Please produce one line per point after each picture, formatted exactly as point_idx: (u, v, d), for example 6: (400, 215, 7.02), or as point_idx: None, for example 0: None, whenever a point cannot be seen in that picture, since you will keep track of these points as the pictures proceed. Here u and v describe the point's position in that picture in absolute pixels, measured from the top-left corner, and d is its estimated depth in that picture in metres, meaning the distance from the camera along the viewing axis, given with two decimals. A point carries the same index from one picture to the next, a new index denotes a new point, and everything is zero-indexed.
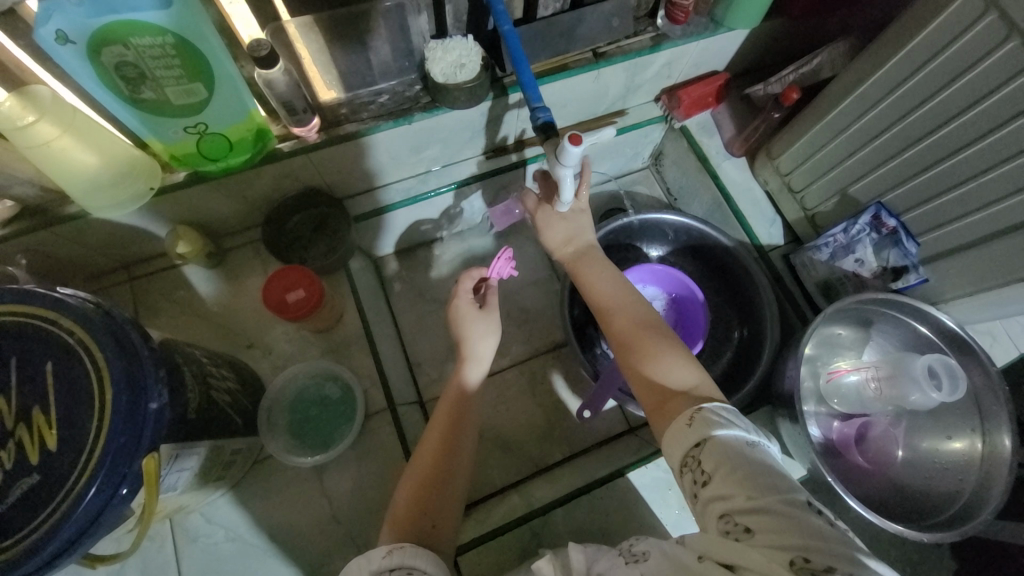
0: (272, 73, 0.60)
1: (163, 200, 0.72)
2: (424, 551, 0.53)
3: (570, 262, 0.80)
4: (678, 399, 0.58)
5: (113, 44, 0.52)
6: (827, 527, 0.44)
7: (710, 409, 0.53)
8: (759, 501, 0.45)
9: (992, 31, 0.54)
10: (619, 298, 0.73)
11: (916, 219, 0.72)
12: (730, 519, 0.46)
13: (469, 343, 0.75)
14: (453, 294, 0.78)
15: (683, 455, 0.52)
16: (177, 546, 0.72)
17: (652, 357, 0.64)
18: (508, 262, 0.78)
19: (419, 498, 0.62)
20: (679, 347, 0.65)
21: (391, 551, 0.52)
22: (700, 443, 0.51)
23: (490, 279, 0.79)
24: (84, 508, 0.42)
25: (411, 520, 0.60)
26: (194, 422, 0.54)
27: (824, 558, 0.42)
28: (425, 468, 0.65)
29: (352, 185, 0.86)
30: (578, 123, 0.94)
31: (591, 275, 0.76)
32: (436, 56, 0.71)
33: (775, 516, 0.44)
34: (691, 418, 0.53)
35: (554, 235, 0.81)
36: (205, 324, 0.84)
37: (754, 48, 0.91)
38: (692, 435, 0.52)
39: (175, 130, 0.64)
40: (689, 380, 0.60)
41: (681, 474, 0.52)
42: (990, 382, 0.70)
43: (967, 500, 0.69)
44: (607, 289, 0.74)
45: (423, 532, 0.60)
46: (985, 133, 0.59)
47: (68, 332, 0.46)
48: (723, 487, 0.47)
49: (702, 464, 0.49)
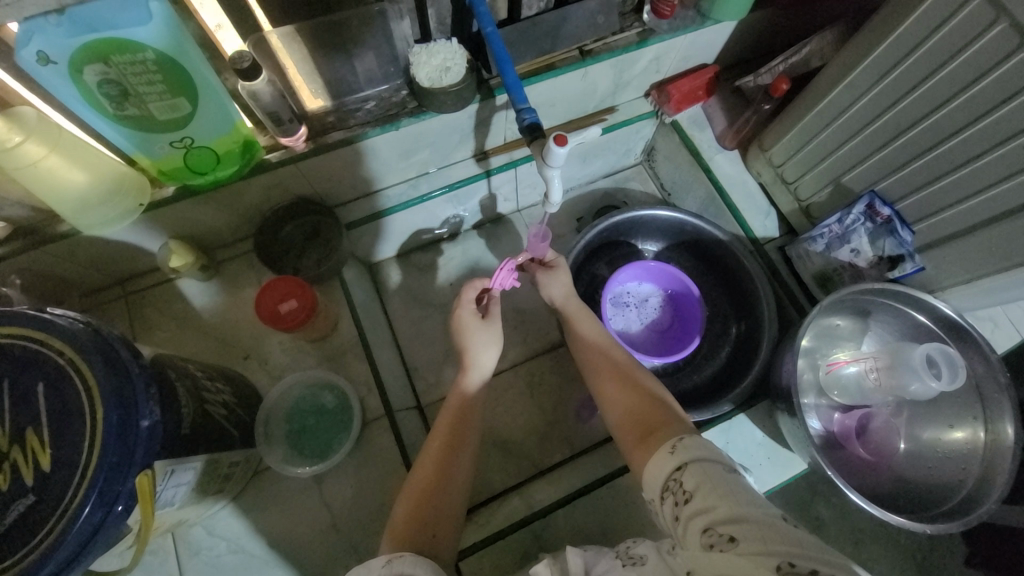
0: (256, 84, 0.59)
1: (154, 215, 0.72)
2: (420, 558, 0.52)
3: (566, 310, 0.81)
4: (661, 428, 0.60)
5: (95, 62, 0.52)
6: (805, 535, 0.43)
7: (692, 436, 0.55)
8: (742, 511, 0.45)
9: (980, 15, 0.53)
10: (607, 342, 0.77)
11: (910, 207, 0.71)
12: (713, 531, 0.45)
13: (468, 352, 0.75)
14: (457, 304, 0.78)
15: (666, 479, 0.53)
16: (180, 559, 0.72)
17: (635, 395, 0.66)
18: (511, 272, 0.77)
19: (418, 506, 0.62)
20: (662, 386, 0.68)
21: (390, 559, 0.52)
22: (681, 466, 0.52)
23: (492, 290, 0.79)
24: (79, 527, 0.42)
25: (410, 530, 0.60)
26: (189, 436, 0.54)
27: (811, 561, 0.41)
28: (424, 477, 0.65)
29: (344, 193, 0.86)
30: (568, 122, 0.94)
31: (580, 319, 0.80)
32: (421, 60, 0.71)
33: (757, 525, 0.44)
34: (673, 446, 0.55)
35: (559, 288, 0.81)
36: (200, 337, 0.84)
37: (743, 39, 0.90)
38: (674, 460, 0.53)
39: (162, 145, 0.64)
40: (671, 413, 0.62)
41: (663, 499, 0.52)
42: (991, 369, 0.69)
43: (970, 489, 0.68)
44: (595, 329, 0.79)
45: (424, 543, 0.59)
46: (977, 117, 0.58)
47: (58, 351, 0.46)
48: (705, 501, 0.47)
49: (684, 484, 0.50)
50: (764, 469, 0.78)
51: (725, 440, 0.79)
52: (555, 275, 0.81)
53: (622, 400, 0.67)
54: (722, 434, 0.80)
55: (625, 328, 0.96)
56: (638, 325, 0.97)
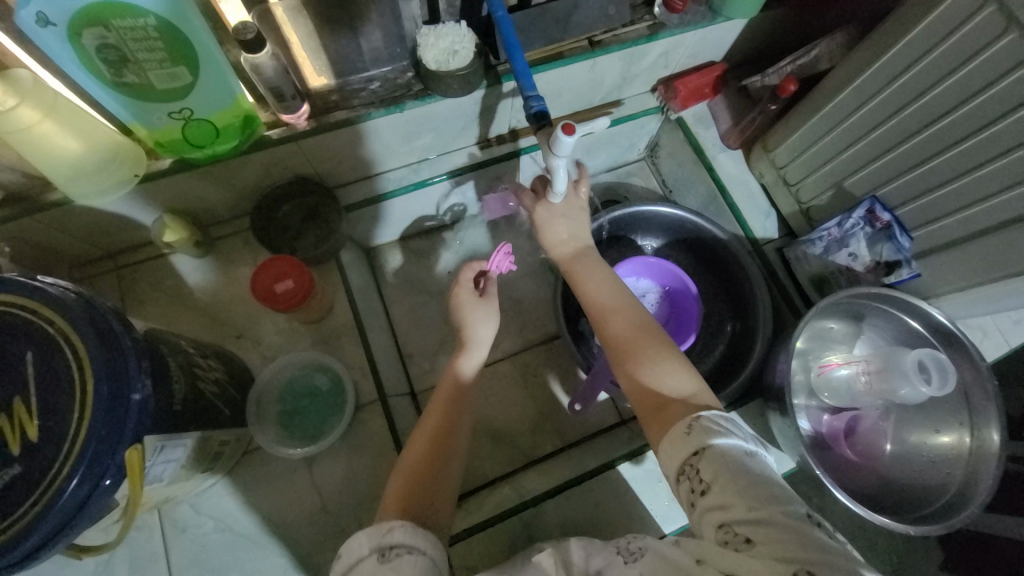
0: (260, 58, 0.58)
1: (150, 188, 0.71)
2: (424, 531, 0.53)
3: (570, 266, 0.76)
4: (675, 403, 0.57)
5: (95, 26, 0.51)
6: (823, 538, 0.44)
7: (708, 417, 0.53)
8: (759, 512, 0.46)
9: (990, 23, 0.54)
10: (615, 303, 0.70)
11: (910, 213, 0.72)
12: (729, 529, 0.46)
13: (469, 330, 0.76)
14: (455, 284, 0.80)
15: (681, 462, 0.51)
16: (166, 536, 0.72)
17: (646, 364, 0.62)
18: (507, 256, 0.78)
19: (416, 471, 0.64)
20: (674, 351, 0.64)
21: (391, 528, 0.52)
22: (698, 451, 0.50)
23: (489, 272, 0.79)
24: (67, 498, 0.42)
25: (404, 502, 0.60)
26: (180, 412, 0.54)
27: (825, 569, 0.42)
28: (417, 453, 0.66)
29: (344, 174, 0.85)
30: (573, 114, 0.93)
31: (585, 278, 0.74)
32: (429, 42, 0.69)
33: (775, 526, 0.44)
34: (689, 425, 0.53)
35: (556, 239, 0.77)
36: (192, 314, 0.83)
37: (752, 39, 0.90)
38: (690, 443, 0.51)
39: (160, 115, 0.62)
40: (684, 385, 0.60)
41: (678, 481, 0.51)
42: (979, 377, 0.71)
43: (955, 494, 0.70)
44: (603, 284, 0.73)
45: (419, 511, 0.60)
46: (981, 127, 0.59)
47: (48, 320, 0.45)
48: (721, 498, 0.47)
49: (700, 473, 0.49)
50: None
51: None
52: (551, 221, 0.78)
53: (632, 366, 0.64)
54: None
55: None
56: None
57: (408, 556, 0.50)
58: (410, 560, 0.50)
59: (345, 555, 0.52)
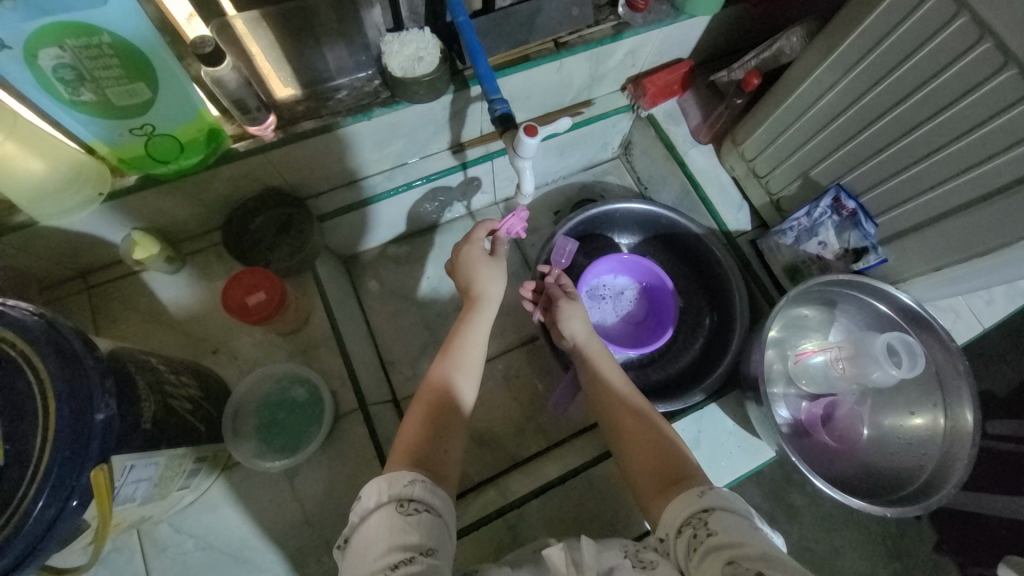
0: (221, 71, 0.58)
1: (118, 207, 0.70)
2: (440, 493, 0.55)
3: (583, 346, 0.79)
4: (679, 479, 0.59)
5: (50, 47, 0.51)
6: None
7: (720, 487, 0.55)
8: (769, 553, 0.46)
9: (941, 9, 0.55)
10: (628, 387, 0.73)
11: (874, 200, 0.73)
12: (738, 564, 0.45)
13: (479, 286, 0.75)
14: (466, 240, 0.78)
15: (688, 515, 0.53)
16: (146, 556, 0.71)
17: (656, 442, 0.65)
18: (521, 220, 0.79)
19: (430, 415, 0.63)
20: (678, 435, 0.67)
21: (414, 481, 0.53)
22: (708, 510, 0.52)
23: (498, 232, 0.79)
24: (31, 523, 0.40)
25: (418, 448, 0.59)
26: (150, 431, 0.53)
27: None
28: (433, 390, 0.65)
29: (316, 184, 0.85)
30: (544, 115, 0.94)
31: (600, 358, 0.77)
32: (393, 49, 0.69)
33: (784, 566, 0.44)
34: (702, 490, 0.55)
35: (578, 324, 0.79)
36: (166, 331, 0.82)
37: (718, 35, 0.91)
38: (700, 503, 0.53)
39: (121, 131, 0.62)
40: (690, 465, 0.61)
41: (681, 532, 0.52)
42: (950, 357, 0.72)
43: (929, 475, 0.71)
44: (616, 368, 0.76)
45: (432, 459, 0.59)
46: (935, 113, 0.60)
47: (9, 343, 0.44)
48: (731, 538, 0.48)
49: (708, 522, 0.51)
50: (734, 456, 0.80)
51: (697, 429, 0.81)
52: (574, 308, 0.80)
53: (636, 442, 0.66)
54: (695, 423, 0.81)
55: (601, 320, 0.96)
56: (614, 317, 0.98)
57: (426, 514, 0.52)
58: (427, 518, 0.51)
59: (367, 498, 0.53)
